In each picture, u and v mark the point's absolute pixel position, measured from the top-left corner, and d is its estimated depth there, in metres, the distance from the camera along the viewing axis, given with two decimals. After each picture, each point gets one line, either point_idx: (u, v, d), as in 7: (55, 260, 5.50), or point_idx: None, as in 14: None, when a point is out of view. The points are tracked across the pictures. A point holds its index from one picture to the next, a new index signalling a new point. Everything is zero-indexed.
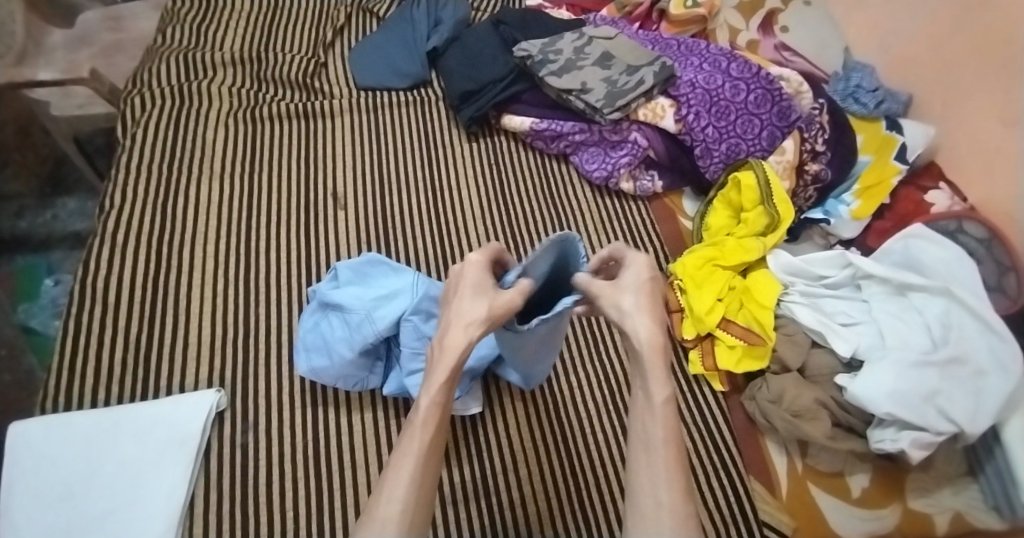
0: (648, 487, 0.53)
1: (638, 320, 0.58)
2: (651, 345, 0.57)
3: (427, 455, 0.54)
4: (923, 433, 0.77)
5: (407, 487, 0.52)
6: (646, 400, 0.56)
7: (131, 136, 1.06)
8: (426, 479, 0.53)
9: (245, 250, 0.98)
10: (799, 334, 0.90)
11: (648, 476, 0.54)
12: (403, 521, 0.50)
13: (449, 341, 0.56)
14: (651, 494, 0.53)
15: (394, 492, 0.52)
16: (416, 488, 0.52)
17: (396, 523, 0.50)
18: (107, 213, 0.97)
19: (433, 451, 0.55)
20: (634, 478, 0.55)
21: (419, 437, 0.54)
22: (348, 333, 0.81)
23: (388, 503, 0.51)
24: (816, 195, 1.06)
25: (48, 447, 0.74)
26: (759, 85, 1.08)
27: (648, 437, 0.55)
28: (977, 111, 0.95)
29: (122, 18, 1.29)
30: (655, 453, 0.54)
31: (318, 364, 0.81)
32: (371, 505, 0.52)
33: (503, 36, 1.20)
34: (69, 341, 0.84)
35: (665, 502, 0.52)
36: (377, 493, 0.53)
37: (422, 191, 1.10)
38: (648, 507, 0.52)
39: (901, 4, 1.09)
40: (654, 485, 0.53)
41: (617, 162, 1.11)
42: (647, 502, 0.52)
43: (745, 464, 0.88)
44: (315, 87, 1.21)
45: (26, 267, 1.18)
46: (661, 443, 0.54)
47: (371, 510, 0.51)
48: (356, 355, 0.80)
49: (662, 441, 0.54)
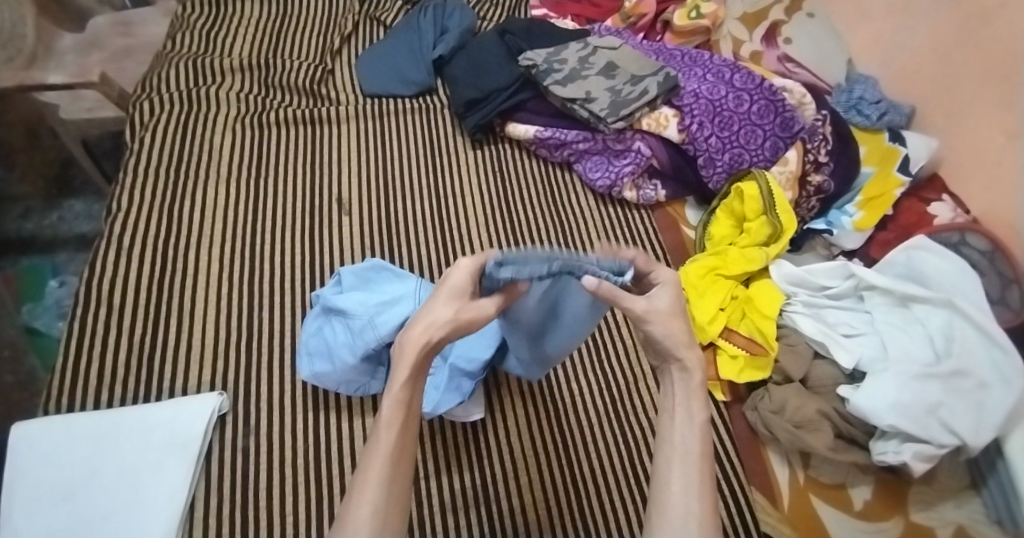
0: (680, 495, 0.53)
1: (685, 343, 0.58)
2: (697, 364, 0.58)
3: (396, 456, 0.53)
4: (926, 445, 0.77)
5: (377, 487, 0.51)
6: (687, 415, 0.57)
7: (139, 140, 1.07)
8: (397, 479, 0.53)
9: (250, 254, 0.99)
10: (801, 344, 0.90)
11: (680, 484, 0.54)
12: (374, 523, 0.50)
13: (410, 339, 0.57)
14: (683, 500, 0.53)
15: (364, 495, 0.51)
16: (387, 487, 0.52)
17: (366, 526, 0.50)
18: (113, 216, 0.98)
19: (404, 451, 0.54)
20: (661, 481, 0.55)
21: (384, 437, 0.54)
22: (350, 338, 0.80)
23: (359, 504, 0.51)
24: (819, 205, 1.07)
25: (50, 447, 0.74)
26: (762, 96, 1.09)
27: (683, 444, 0.56)
28: (980, 124, 0.95)
29: (132, 24, 1.31)
30: (688, 460, 0.55)
31: (320, 369, 0.81)
32: (344, 507, 0.51)
33: (508, 45, 1.21)
34: (73, 342, 0.85)
35: (694, 508, 0.52)
36: (348, 493, 0.52)
37: (426, 198, 1.11)
38: (677, 512, 0.52)
39: (904, 17, 1.10)
40: (683, 493, 0.53)
41: (620, 171, 1.11)
42: (678, 505, 0.52)
43: (747, 475, 0.88)
44: (322, 93, 1.22)
45: (30, 268, 1.18)
46: (695, 453, 0.55)
47: (341, 514, 0.51)
48: (357, 360, 0.79)
49: (697, 452, 0.55)
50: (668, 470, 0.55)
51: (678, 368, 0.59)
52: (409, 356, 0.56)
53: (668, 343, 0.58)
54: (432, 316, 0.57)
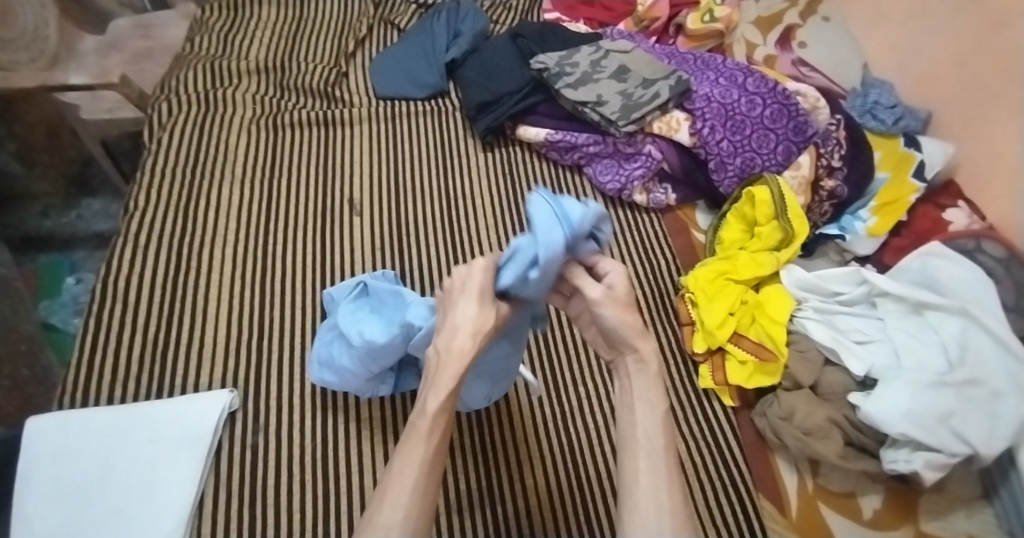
0: (649, 489, 0.52)
1: (638, 334, 0.57)
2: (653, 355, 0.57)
3: (430, 461, 0.54)
4: (937, 454, 0.76)
5: (409, 488, 0.52)
6: (646, 409, 0.56)
7: (158, 140, 1.09)
8: (429, 482, 0.54)
9: (263, 253, 1.00)
10: (811, 351, 0.89)
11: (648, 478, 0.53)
12: (407, 525, 0.51)
13: (454, 345, 0.55)
14: (651, 495, 0.52)
15: (398, 500, 0.52)
16: (419, 491, 0.53)
17: (401, 529, 0.50)
18: (131, 214, 1.00)
19: (437, 453, 0.55)
20: (628, 477, 0.53)
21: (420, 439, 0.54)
22: (352, 356, 0.78)
23: (391, 508, 0.51)
24: (831, 210, 1.05)
25: (67, 441, 0.76)
26: (776, 100, 1.09)
27: (648, 440, 0.54)
28: (998, 131, 0.93)
29: (152, 26, 1.34)
30: (654, 453, 0.54)
31: (328, 379, 0.82)
32: (374, 510, 0.52)
33: (520, 48, 1.22)
34: (89, 339, 0.87)
35: (664, 502, 0.51)
36: (378, 495, 0.53)
37: (436, 199, 1.11)
38: (647, 506, 0.51)
39: (922, 21, 1.09)
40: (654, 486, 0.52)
41: (630, 174, 1.11)
42: (649, 500, 0.51)
43: (754, 482, 0.87)
44: (336, 96, 1.23)
45: (49, 265, 1.22)
46: (659, 446, 0.54)
47: (373, 517, 0.51)
48: (360, 374, 0.78)
49: (662, 445, 0.54)
50: (636, 464, 0.54)
51: (635, 359, 0.58)
52: (447, 365, 0.55)
53: (624, 335, 0.57)
54: (473, 323, 0.55)
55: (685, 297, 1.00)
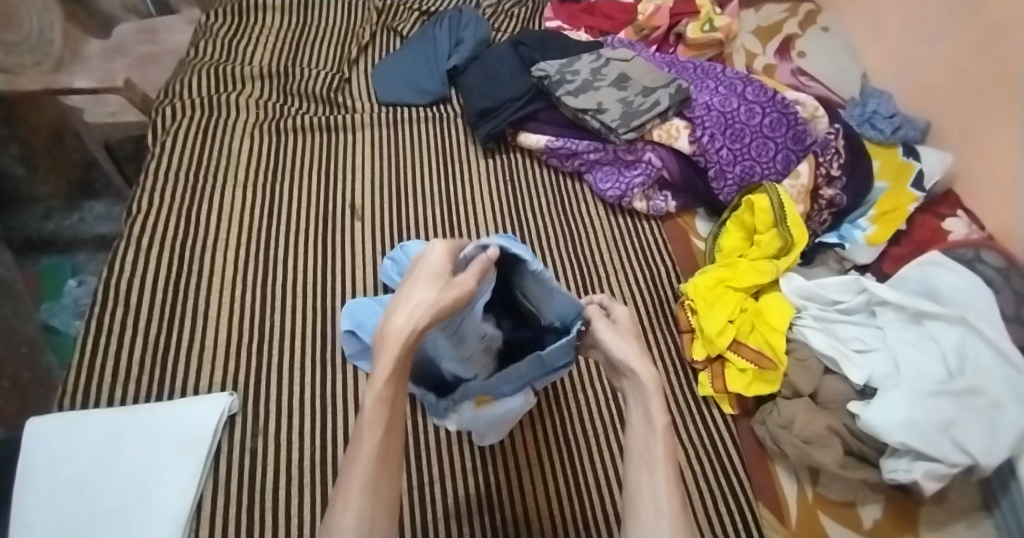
0: (649, 495, 0.52)
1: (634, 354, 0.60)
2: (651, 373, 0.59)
3: (381, 456, 0.51)
4: (938, 464, 0.76)
5: (362, 489, 0.49)
6: (647, 420, 0.56)
7: (161, 144, 1.10)
8: (382, 482, 0.51)
9: (264, 256, 1.01)
10: (811, 359, 0.89)
11: (648, 486, 0.52)
12: (360, 526, 0.48)
13: (391, 328, 0.53)
14: (650, 499, 0.51)
15: (348, 502, 0.49)
16: (373, 489, 0.50)
17: (351, 531, 0.48)
18: (133, 217, 1.00)
19: (387, 454, 0.52)
20: (634, 489, 0.53)
21: (368, 436, 0.51)
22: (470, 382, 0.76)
23: (343, 510, 0.49)
24: (831, 219, 1.05)
25: (64, 442, 0.76)
26: (775, 109, 1.09)
27: (647, 449, 0.55)
28: (996, 140, 0.94)
29: (157, 31, 1.35)
30: (653, 462, 0.54)
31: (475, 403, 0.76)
32: (327, 512, 0.50)
33: (522, 56, 1.22)
34: (90, 340, 0.87)
35: (665, 509, 0.51)
36: (330, 499, 0.50)
37: (436, 205, 1.12)
38: (648, 512, 0.51)
39: (919, 32, 1.10)
40: (652, 489, 0.52)
41: (630, 182, 1.11)
42: (649, 505, 0.51)
43: (754, 491, 0.86)
44: (338, 101, 1.24)
45: (51, 267, 1.22)
46: (660, 454, 0.54)
47: (327, 522, 0.49)
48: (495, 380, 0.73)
49: (662, 452, 0.54)
50: (636, 474, 0.54)
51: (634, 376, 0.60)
52: (391, 349, 0.52)
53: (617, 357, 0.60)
54: (412, 304, 0.54)
55: (685, 304, 1.00)
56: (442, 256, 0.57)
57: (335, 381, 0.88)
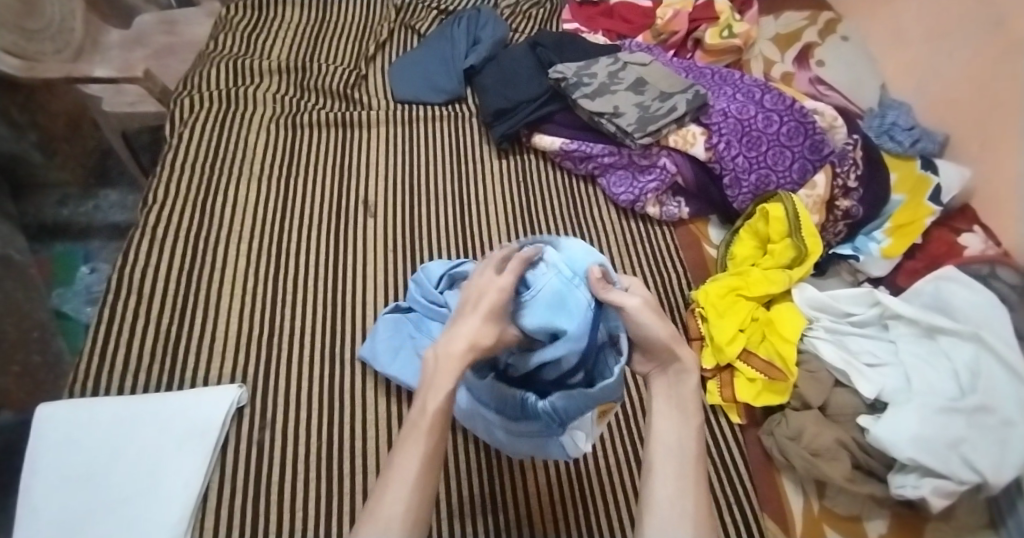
0: (673, 492, 0.53)
1: (673, 343, 0.57)
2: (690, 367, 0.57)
3: (429, 457, 0.52)
4: (946, 481, 0.75)
5: (413, 485, 0.51)
6: (680, 418, 0.57)
7: (178, 135, 1.10)
8: (428, 479, 0.52)
9: (276, 250, 1.01)
10: (822, 372, 0.88)
11: (674, 483, 0.54)
12: (406, 521, 0.50)
13: (453, 352, 0.54)
14: (677, 501, 0.53)
15: (398, 493, 0.51)
16: (419, 485, 0.51)
17: (400, 523, 0.49)
18: (148, 207, 1.01)
19: (436, 451, 0.53)
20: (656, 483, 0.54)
21: (420, 439, 0.52)
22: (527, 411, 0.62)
23: (392, 501, 0.50)
24: (846, 230, 1.04)
25: (73, 430, 0.76)
26: (793, 117, 1.08)
27: (680, 449, 0.55)
28: (1017, 157, 0.93)
29: (177, 22, 1.35)
30: (683, 463, 0.54)
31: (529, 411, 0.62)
32: (374, 501, 0.51)
33: (539, 57, 1.22)
34: (102, 329, 0.87)
35: (689, 509, 0.53)
36: (379, 488, 0.52)
37: (449, 205, 1.12)
38: (670, 509, 0.53)
39: (940, 45, 1.09)
40: (679, 488, 0.53)
41: (644, 187, 1.11)
42: (672, 503, 0.53)
43: (759, 502, 0.85)
44: (355, 98, 1.24)
45: (65, 254, 1.23)
46: (690, 456, 0.55)
47: (373, 510, 0.50)
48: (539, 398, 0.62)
49: (691, 456, 0.55)
50: (664, 472, 0.54)
51: (671, 373, 0.58)
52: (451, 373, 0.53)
53: (661, 341, 0.57)
54: (473, 334, 0.54)
55: (696, 311, 0.99)
56: (499, 293, 0.56)
57: (344, 377, 0.88)
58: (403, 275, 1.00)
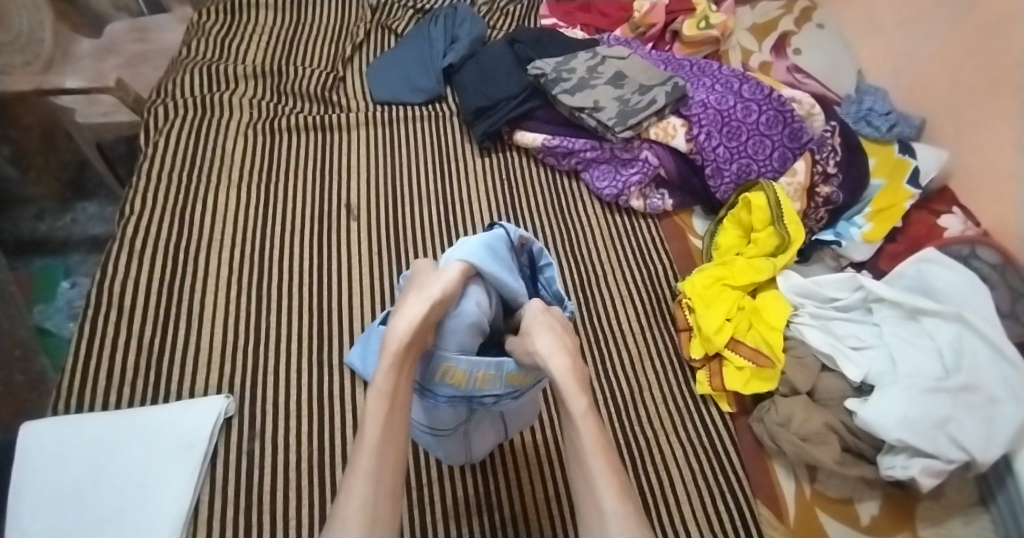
0: (591, 493, 0.55)
1: (548, 352, 0.62)
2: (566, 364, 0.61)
3: (382, 447, 0.55)
4: (934, 460, 0.76)
5: (366, 478, 0.53)
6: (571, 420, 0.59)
7: (154, 144, 1.09)
8: (386, 470, 0.54)
9: (259, 258, 1.00)
10: (808, 356, 0.89)
11: (589, 485, 0.56)
12: (364, 520, 0.51)
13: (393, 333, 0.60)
14: (593, 502, 0.55)
15: (353, 493, 0.53)
16: (373, 479, 0.53)
17: (358, 523, 0.51)
18: (126, 218, 0.99)
19: (389, 442, 0.56)
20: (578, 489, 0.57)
21: (371, 429, 0.56)
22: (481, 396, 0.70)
23: (348, 500, 0.52)
24: (827, 216, 1.05)
25: (58, 447, 0.75)
26: (771, 106, 1.09)
27: (582, 450, 0.57)
28: (991, 138, 0.94)
29: (148, 30, 1.33)
30: (592, 462, 0.56)
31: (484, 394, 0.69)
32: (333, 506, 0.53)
33: (518, 54, 1.22)
34: (84, 345, 0.85)
35: (612, 508, 0.54)
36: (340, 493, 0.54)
37: (433, 205, 1.11)
38: (594, 509, 0.54)
39: (914, 30, 1.10)
40: (593, 485, 0.55)
41: (628, 180, 1.11)
42: (595, 509, 0.54)
43: (752, 488, 0.86)
44: (333, 100, 1.23)
45: (44, 269, 1.21)
46: (595, 451, 0.57)
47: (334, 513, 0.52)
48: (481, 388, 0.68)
49: (597, 450, 0.57)
50: (579, 475, 0.57)
51: (556, 381, 0.61)
52: (394, 347, 0.59)
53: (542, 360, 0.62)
54: (405, 310, 0.61)
55: (683, 302, 1.00)
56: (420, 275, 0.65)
57: (333, 384, 0.88)
58: (388, 278, 1.00)
